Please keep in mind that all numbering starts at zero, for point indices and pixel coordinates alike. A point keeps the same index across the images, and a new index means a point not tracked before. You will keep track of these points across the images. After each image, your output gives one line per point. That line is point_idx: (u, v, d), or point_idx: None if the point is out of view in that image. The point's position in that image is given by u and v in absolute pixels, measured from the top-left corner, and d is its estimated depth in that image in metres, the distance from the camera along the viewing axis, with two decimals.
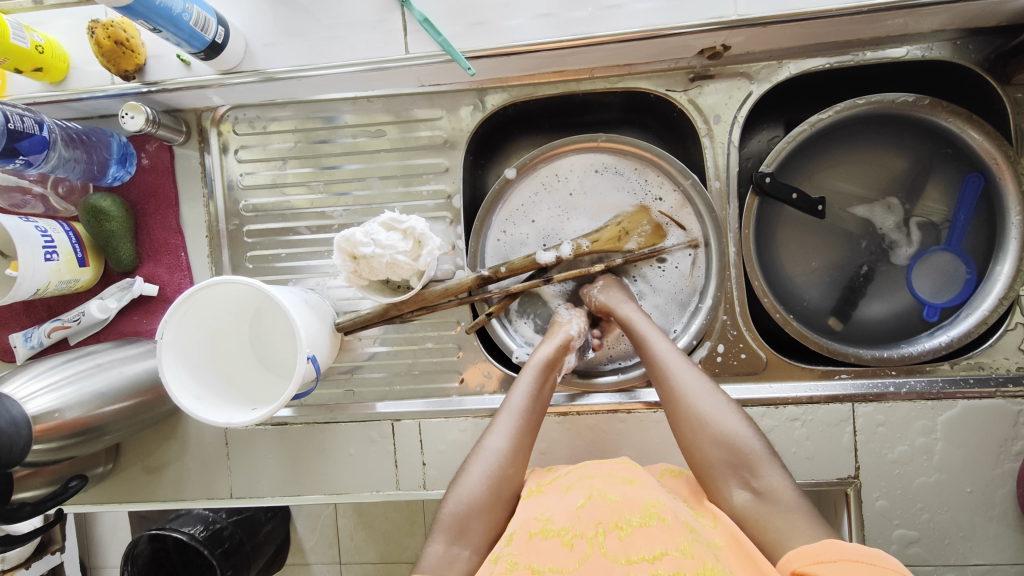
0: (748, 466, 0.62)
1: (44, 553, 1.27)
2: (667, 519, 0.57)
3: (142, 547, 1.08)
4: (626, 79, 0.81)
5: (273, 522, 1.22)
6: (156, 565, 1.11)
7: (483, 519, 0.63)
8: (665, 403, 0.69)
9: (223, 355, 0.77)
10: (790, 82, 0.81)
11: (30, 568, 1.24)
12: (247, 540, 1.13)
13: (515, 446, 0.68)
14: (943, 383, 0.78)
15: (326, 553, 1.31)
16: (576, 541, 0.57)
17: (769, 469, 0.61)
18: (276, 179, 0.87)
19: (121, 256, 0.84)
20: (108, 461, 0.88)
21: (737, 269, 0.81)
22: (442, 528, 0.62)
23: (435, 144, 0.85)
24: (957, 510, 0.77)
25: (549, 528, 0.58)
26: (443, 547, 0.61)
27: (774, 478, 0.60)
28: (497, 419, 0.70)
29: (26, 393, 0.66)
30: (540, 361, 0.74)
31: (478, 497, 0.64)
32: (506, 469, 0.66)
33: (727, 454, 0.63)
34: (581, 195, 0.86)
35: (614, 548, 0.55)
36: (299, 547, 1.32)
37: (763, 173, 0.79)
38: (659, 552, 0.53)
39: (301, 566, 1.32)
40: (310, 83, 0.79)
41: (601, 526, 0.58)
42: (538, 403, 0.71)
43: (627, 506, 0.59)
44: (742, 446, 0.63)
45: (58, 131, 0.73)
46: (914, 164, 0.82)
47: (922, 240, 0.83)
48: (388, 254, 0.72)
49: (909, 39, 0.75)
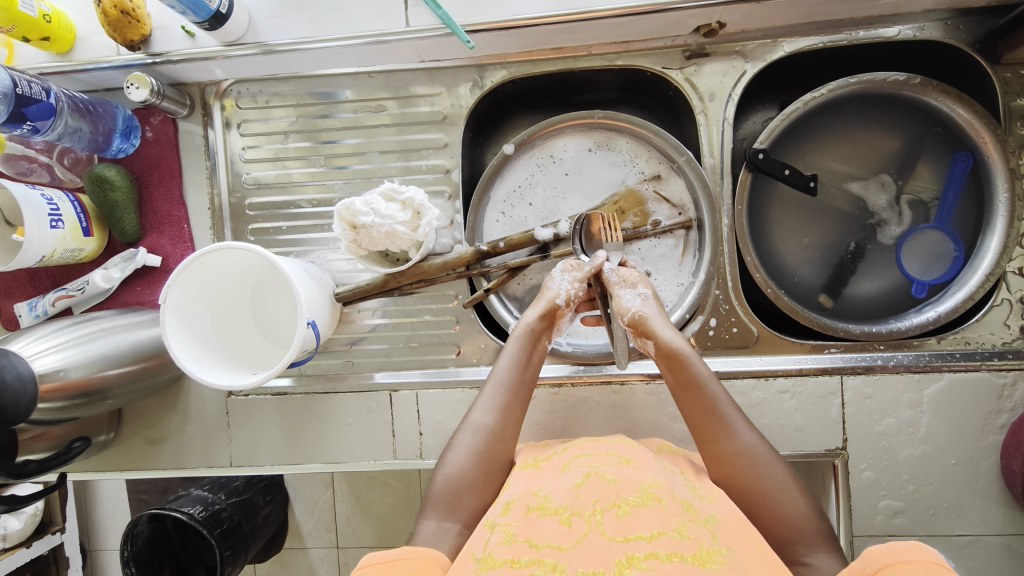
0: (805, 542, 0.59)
1: (44, 533, 1.29)
2: (664, 501, 0.57)
3: (142, 527, 1.09)
4: (624, 56, 0.83)
5: (271, 504, 1.24)
6: (156, 545, 1.13)
7: (473, 494, 0.65)
8: (720, 464, 0.64)
9: (224, 323, 0.78)
10: (784, 62, 0.83)
11: (31, 547, 1.25)
12: (246, 522, 1.15)
13: (500, 420, 0.69)
14: (930, 357, 0.79)
15: (324, 537, 1.33)
16: (573, 518, 0.56)
17: (826, 549, 0.59)
18: (277, 153, 0.88)
19: (125, 226, 0.85)
20: (110, 430, 0.90)
21: (730, 243, 0.83)
22: (433, 506, 0.65)
23: (435, 120, 0.87)
24: (942, 482, 0.78)
25: (547, 507, 0.58)
26: (435, 524, 0.63)
27: (838, 564, 0.57)
28: (483, 393, 0.72)
29: (33, 352, 0.67)
30: (524, 329, 0.74)
31: (467, 473, 0.66)
32: (492, 445, 0.68)
33: (784, 529, 0.60)
34: (578, 173, 0.88)
35: (611, 527, 0.54)
36: (298, 531, 1.34)
37: (756, 149, 0.80)
38: (656, 532, 0.53)
39: (299, 549, 1.34)
40: (312, 56, 0.81)
41: (599, 504, 0.56)
42: (522, 373, 0.72)
43: (624, 487, 0.58)
44: (800, 524, 0.60)
45: (66, 100, 0.75)
46: (906, 144, 0.84)
47: (912, 219, 0.84)
48: (383, 218, 0.73)
49: (901, 19, 0.77)
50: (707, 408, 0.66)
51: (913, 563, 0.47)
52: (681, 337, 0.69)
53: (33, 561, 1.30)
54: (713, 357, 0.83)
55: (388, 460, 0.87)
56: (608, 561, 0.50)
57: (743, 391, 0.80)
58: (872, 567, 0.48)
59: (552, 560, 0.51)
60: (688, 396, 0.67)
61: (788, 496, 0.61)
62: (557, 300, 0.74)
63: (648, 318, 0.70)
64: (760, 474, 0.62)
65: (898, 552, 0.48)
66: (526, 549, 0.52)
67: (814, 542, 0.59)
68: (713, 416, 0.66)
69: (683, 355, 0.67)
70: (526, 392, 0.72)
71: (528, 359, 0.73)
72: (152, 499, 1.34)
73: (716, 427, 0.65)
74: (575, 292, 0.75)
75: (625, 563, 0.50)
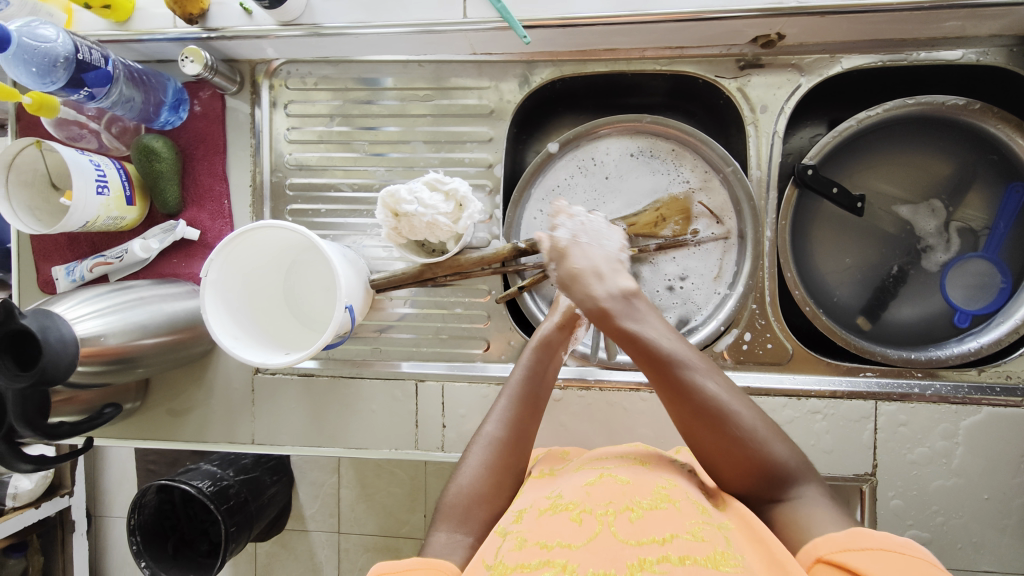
0: (783, 487, 0.56)
1: (53, 495, 1.30)
2: (678, 503, 0.56)
3: (150, 497, 1.09)
4: (676, 62, 0.82)
5: (277, 485, 1.24)
6: (162, 516, 1.14)
7: (487, 504, 0.64)
8: (681, 419, 0.58)
9: (258, 302, 0.78)
10: (840, 79, 0.81)
11: (40, 508, 1.27)
12: (252, 500, 1.15)
13: (514, 433, 0.68)
14: (968, 389, 0.78)
15: (326, 521, 1.34)
16: (584, 517, 0.54)
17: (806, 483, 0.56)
18: (322, 136, 0.88)
19: (167, 198, 0.86)
20: (136, 399, 0.90)
21: (771, 258, 0.81)
22: (444, 517, 0.63)
23: (481, 113, 0.86)
24: (971, 517, 0.77)
25: (559, 504, 0.57)
26: (446, 536, 0.61)
27: (821, 500, 0.55)
28: (497, 403, 0.71)
29: (75, 315, 0.67)
30: (541, 339, 0.74)
31: (479, 485, 0.65)
32: (505, 457, 0.67)
33: (760, 476, 0.56)
34: (619, 177, 0.87)
35: (624, 529, 0.52)
36: (300, 514, 1.34)
37: (805, 165, 0.79)
38: (669, 535, 0.51)
39: (300, 532, 1.35)
40: (364, 41, 0.81)
41: (611, 506, 0.55)
42: (538, 385, 0.72)
43: (637, 490, 0.58)
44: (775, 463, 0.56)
45: (122, 69, 0.75)
46: (958, 170, 0.82)
47: (960, 247, 0.83)
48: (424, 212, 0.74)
49: (965, 42, 0.75)
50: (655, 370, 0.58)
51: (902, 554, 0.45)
52: (626, 276, 0.63)
53: (40, 522, 1.32)
54: (746, 372, 0.82)
55: (408, 450, 0.87)
56: (619, 563, 0.48)
57: (774, 409, 0.79)
58: (857, 543, 0.47)
59: (562, 560, 0.48)
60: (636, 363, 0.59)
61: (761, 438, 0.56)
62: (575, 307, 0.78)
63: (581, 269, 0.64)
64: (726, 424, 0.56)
65: (892, 541, 0.46)
66: (537, 551, 0.50)
67: (793, 478, 0.56)
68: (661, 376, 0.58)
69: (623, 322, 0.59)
70: (538, 407, 0.72)
71: (541, 373, 0.72)
72: (161, 470, 1.35)
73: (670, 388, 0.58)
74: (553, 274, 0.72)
75: (637, 566, 0.48)
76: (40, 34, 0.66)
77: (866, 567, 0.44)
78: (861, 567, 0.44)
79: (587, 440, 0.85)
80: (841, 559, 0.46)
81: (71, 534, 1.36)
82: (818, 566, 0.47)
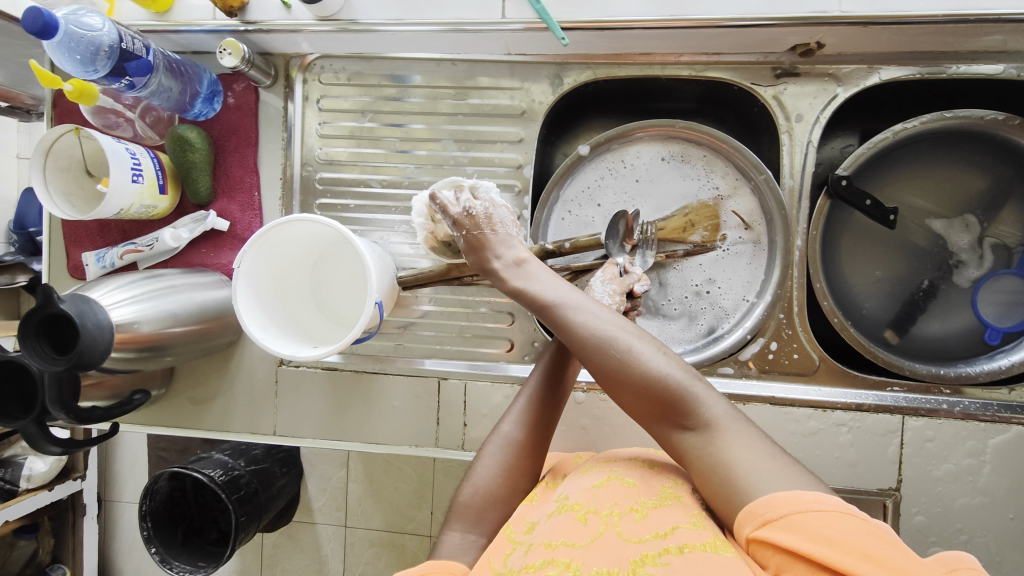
0: (681, 410, 0.51)
1: (66, 478, 1.32)
2: (683, 499, 0.56)
3: (162, 484, 1.10)
4: (711, 68, 0.81)
5: (287, 477, 1.24)
6: (175, 503, 1.15)
7: (502, 506, 0.64)
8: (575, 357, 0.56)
9: (287, 294, 0.78)
10: (877, 90, 0.80)
11: (53, 490, 1.28)
12: (262, 491, 1.15)
13: (530, 434, 0.67)
14: (998, 407, 0.76)
15: (334, 515, 1.34)
16: (590, 516, 0.54)
17: (710, 403, 0.52)
18: (353, 131, 0.89)
19: (199, 188, 0.86)
20: (161, 386, 0.91)
21: (800, 268, 0.81)
22: (458, 516, 0.63)
23: (513, 113, 0.86)
24: (996, 536, 0.76)
25: (565, 505, 0.56)
26: (459, 535, 0.62)
27: (718, 421, 0.51)
28: (513, 402, 0.71)
29: (110, 301, 0.68)
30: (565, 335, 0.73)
31: (494, 486, 0.64)
32: (520, 458, 0.66)
33: (657, 402, 0.52)
34: (648, 182, 0.87)
35: (628, 529, 0.52)
36: (308, 506, 1.35)
37: (839, 175, 0.79)
38: (671, 528, 0.51)
39: (308, 524, 1.36)
40: (399, 38, 0.81)
41: (616, 507, 0.55)
42: (556, 383, 0.71)
43: (643, 491, 0.58)
44: (671, 388, 0.51)
45: (162, 58, 0.76)
46: (994, 185, 0.81)
47: (993, 263, 0.82)
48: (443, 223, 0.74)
49: (1007, 57, 0.74)
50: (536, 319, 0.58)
51: (819, 513, 0.43)
52: (521, 247, 0.65)
53: (53, 504, 1.33)
54: (771, 382, 0.81)
55: (427, 447, 0.87)
56: (622, 561, 0.49)
57: (798, 419, 0.78)
58: (774, 514, 0.44)
59: (567, 559, 0.49)
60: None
61: (647, 360, 0.52)
62: None
63: (488, 244, 0.65)
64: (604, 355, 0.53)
65: (806, 500, 0.44)
66: (542, 551, 0.50)
67: (693, 401, 0.51)
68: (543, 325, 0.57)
69: (514, 286, 0.61)
70: (553, 413, 0.70)
71: (558, 380, 0.71)
72: (172, 457, 1.36)
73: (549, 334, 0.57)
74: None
75: (639, 562, 0.48)
76: (85, 22, 0.67)
77: (792, 544, 0.42)
78: (789, 547, 0.42)
79: (608, 444, 0.84)
80: (767, 539, 0.43)
81: (82, 518, 1.37)
82: (751, 548, 0.45)
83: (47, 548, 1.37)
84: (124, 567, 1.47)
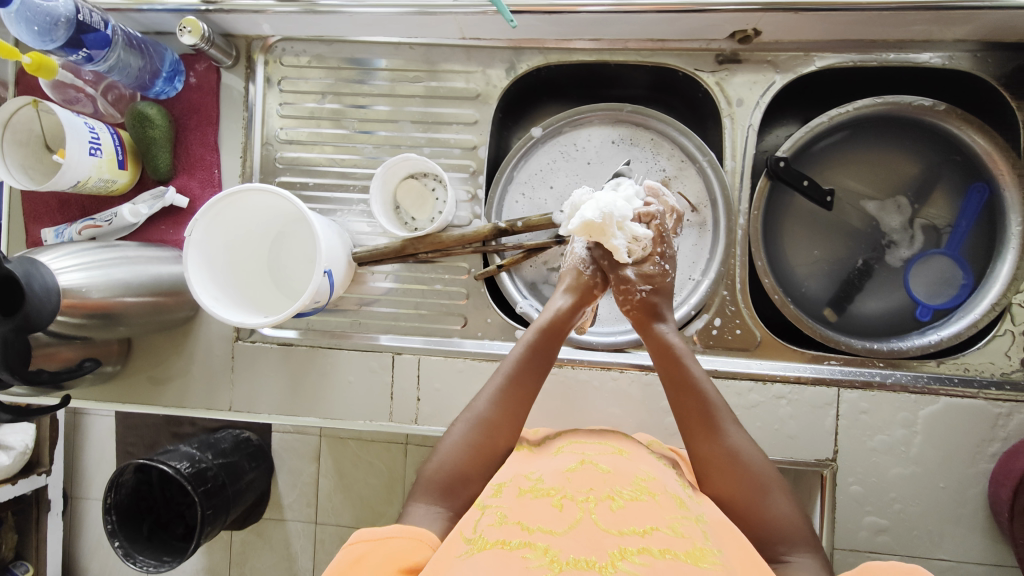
0: (783, 539, 0.58)
1: (30, 473, 1.26)
2: (657, 495, 0.58)
3: (128, 477, 1.08)
4: (658, 54, 0.85)
5: (256, 472, 1.21)
6: (139, 497, 1.13)
7: (468, 482, 0.65)
8: (711, 466, 0.61)
9: (240, 266, 0.80)
10: (814, 77, 0.84)
11: (16, 484, 1.23)
12: (229, 484, 1.13)
13: (499, 411, 0.67)
14: (928, 379, 0.79)
15: (304, 512, 1.29)
16: (566, 502, 0.55)
17: (806, 551, 0.58)
18: (313, 112, 0.91)
19: (159, 164, 0.88)
20: (118, 362, 0.91)
21: (742, 247, 0.84)
22: (423, 492, 0.65)
23: (468, 96, 0.89)
24: (928, 504, 0.78)
25: (539, 488, 0.58)
26: (424, 508, 0.63)
27: (817, 568, 0.56)
28: (489, 379, 0.70)
29: (59, 266, 0.69)
30: (542, 323, 0.70)
31: (460, 462, 0.65)
32: (488, 436, 0.66)
33: (768, 530, 0.59)
34: (599, 164, 0.90)
35: (605, 518, 0.54)
36: (277, 502, 1.29)
37: (778, 158, 0.82)
38: (650, 528, 0.53)
39: (276, 521, 1.30)
40: (357, 20, 0.84)
41: (592, 493, 0.57)
42: (528, 362, 0.68)
43: (618, 480, 0.59)
44: (785, 527, 0.58)
45: (121, 34, 0.78)
46: (925, 170, 0.86)
47: (923, 244, 0.86)
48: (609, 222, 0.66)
49: (932, 46, 0.79)
50: (699, 411, 0.63)
51: None
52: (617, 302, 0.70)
53: (16, 500, 1.28)
54: (714, 357, 0.84)
55: (383, 422, 0.88)
56: (601, 551, 0.50)
57: (740, 392, 0.81)
58: None
59: (544, 544, 0.50)
60: (679, 394, 0.64)
61: (776, 503, 0.60)
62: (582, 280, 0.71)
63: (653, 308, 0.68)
64: (751, 476, 0.60)
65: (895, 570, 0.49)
66: (517, 531, 0.52)
67: (793, 542, 0.58)
68: (702, 421, 0.62)
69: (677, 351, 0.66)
70: (532, 389, 0.68)
71: (538, 354, 0.68)
72: (139, 453, 1.33)
73: (704, 433, 0.62)
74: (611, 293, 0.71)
75: (618, 555, 0.49)
76: None
77: None
78: None
79: (560, 418, 0.86)
80: None
81: (46, 514, 1.32)
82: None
83: (9, 545, 1.33)
84: (90, 566, 1.44)
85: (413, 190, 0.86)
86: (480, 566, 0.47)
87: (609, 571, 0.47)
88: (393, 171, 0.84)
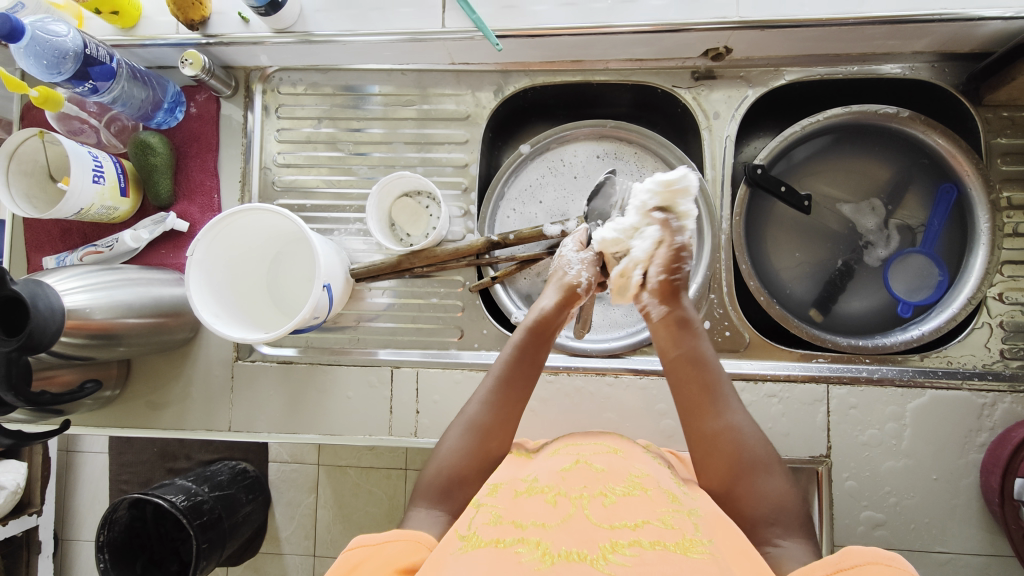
0: (776, 522, 0.59)
1: (22, 513, 1.21)
2: (649, 491, 0.58)
3: (122, 512, 1.05)
4: (638, 73, 0.89)
5: (252, 504, 1.19)
6: (133, 534, 1.10)
7: (465, 486, 0.65)
8: (710, 440, 0.62)
9: (241, 284, 0.82)
10: (786, 91, 0.89)
11: (6, 525, 1.17)
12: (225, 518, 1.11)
13: (494, 416, 0.68)
14: (913, 373, 0.82)
15: (302, 544, 1.27)
16: (559, 499, 0.57)
17: (798, 535, 0.58)
18: (310, 137, 0.95)
19: (160, 190, 0.91)
20: (115, 386, 0.91)
21: (726, 251, 0.87)
22: (423, 495, 0.65)
23: (458, 117, 0.93)
24: (923, 497, 0.80)
25: (534, 486, 0.59)
26: (425, 511, 0.64)
27: (807, 552, 0.57)
28: (480, 384, 0.71)
29: (62, 288, 0.71)
30: (529, 323, 0.70)
31: (457, 465, 0.66)
32: (485, 441, 0.67)
33: (764, 510, 0.60)
34: (585, 178, 0.94)
35: (597, 513, 0.55)
36: (275, 536, 1.27)
37: (756, 164, 0.86)
38: (641, 521, 0.54)
39: (275, 555, 1.28)
40: (351, 48, 0.88)
41: (586, 491, 0.58)
42: (519, 365, 0.69)
43: (611, 477, 0.60)
44: (778, 507, 0.60)
45: (125, 67, 0.81)
46: (896, 174, 0.90)
47: (899, 243, 0.90)
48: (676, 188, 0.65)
49: (893, 58, 0.84)
50: (700, 387, 0.64)
51: (891, 566, 0.49)
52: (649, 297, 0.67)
53: (5, 542, 1.23)
54: None
55: (382, 437, 0.89)
56: (591, 545, 0.51)
57: None
58: (846, 561, 0.49)
59: (536, 539, 0.52)
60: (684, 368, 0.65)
61: (770, 482, 0.61)
62: (570, 283, 0.72)
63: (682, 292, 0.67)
64: (746, 453, 0.62)
65: (880, 555, 0.50)
66: (510, 528, 0.53)
67: (784, 526, 0.59)
68: (706, 398, 0.64)
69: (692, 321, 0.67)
70: (525, 390, 0.70)
71: (529, 357, 0.70)
72: (133, 489, 1.30)
73: (704, 406, 0.64)
74: (655, 259, 0.66)
75: (608, 547, 0.51)
76: (52, 29, 0.72)
77: None
78: None
79: (557, 425, 0.87)
80: None
81: (36, 557, 1.26)
82: None
83: None
84: None
85: (407, 208, 0.89)
86: (474, 564, 0.48)
87: (599, 563, 0.48)
88: (387, 189, 0.88)
